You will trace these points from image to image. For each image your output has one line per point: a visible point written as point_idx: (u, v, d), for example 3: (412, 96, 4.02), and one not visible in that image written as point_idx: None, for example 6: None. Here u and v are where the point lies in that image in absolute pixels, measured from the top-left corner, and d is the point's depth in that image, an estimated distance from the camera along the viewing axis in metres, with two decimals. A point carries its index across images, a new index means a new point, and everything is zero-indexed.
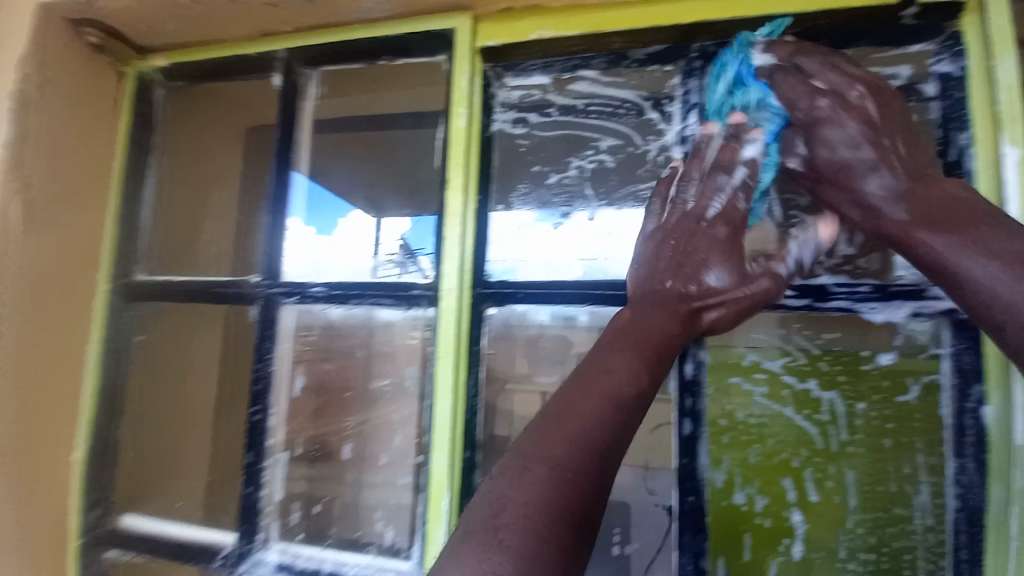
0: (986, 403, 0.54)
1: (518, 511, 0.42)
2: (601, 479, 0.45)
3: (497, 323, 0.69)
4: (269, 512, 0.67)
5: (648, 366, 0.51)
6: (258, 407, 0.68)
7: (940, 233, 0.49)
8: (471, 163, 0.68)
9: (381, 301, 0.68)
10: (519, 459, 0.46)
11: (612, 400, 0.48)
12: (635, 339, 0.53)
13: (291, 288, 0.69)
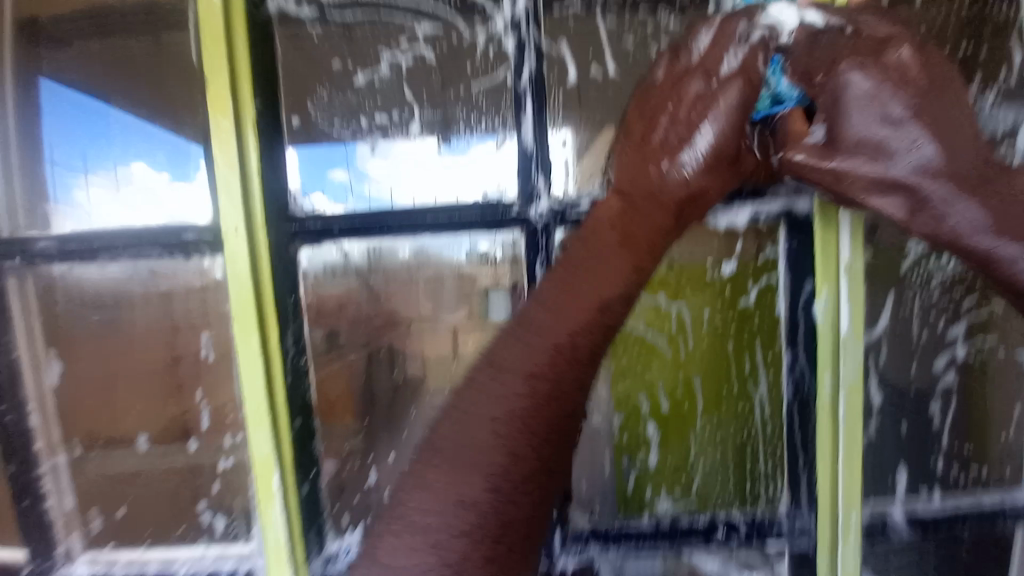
0: (817, 298, 0.49)
1: (466, 541, 0.38)
2: (539, 484, 0.40)
3: (317, 265, 0.48)
4: (63, 524, 0.48)
5: (583, 330, 0.40)
6: (6, 405, 0.47)
7: (971, 212, 0.38)
8: (240, 55, 0.45)
9: (146, 255, 0.45)
10: (465, 467, 0.39)
11: (547, 377, 0.39)
12: (569, 298, 0.40)
13: (6, 247, 0.45)
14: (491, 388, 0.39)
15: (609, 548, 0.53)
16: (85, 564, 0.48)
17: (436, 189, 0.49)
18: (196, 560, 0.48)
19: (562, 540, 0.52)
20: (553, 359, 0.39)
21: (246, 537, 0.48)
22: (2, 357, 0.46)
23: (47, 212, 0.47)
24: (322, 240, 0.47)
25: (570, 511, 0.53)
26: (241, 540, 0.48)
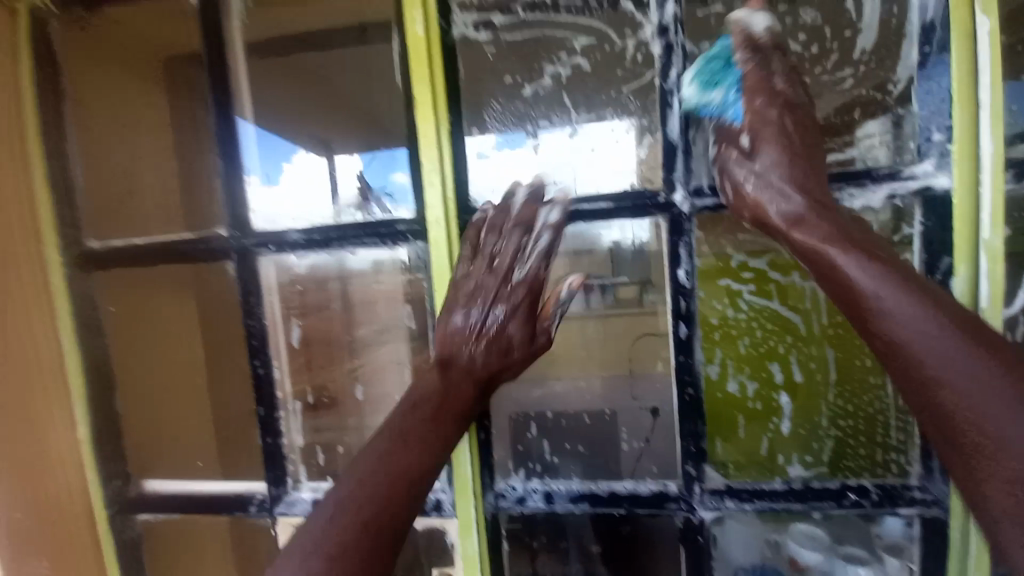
0: (953, 274, 0.51)
1: (339, 548, 0.49)
2: (374, 548, 0.50)
3: None
4: (294, 457, 0.64)
5: (429, 451, 0.54)
6: (259, 359, 0.61)
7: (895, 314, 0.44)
8: (436, 75, 0.54)
9: (367, 243, 0.58)
10: (345, 505, 0.51)
11: (404, 478, 0.52)
12: (436, 413, 0.55)
13: (263, 238, 0.59)
14: (403, 443, 0.53)
15: (745, 505, 0.57)
16: (310, 489, 0.63)
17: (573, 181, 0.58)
18: None
19: (699, 492, 0.58)
20: (415, 466, 0.53)
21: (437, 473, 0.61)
22: (255, 324, 0.60)
23: (282, 212, 0.61)
24: None
25: (706, 467, 0.58)
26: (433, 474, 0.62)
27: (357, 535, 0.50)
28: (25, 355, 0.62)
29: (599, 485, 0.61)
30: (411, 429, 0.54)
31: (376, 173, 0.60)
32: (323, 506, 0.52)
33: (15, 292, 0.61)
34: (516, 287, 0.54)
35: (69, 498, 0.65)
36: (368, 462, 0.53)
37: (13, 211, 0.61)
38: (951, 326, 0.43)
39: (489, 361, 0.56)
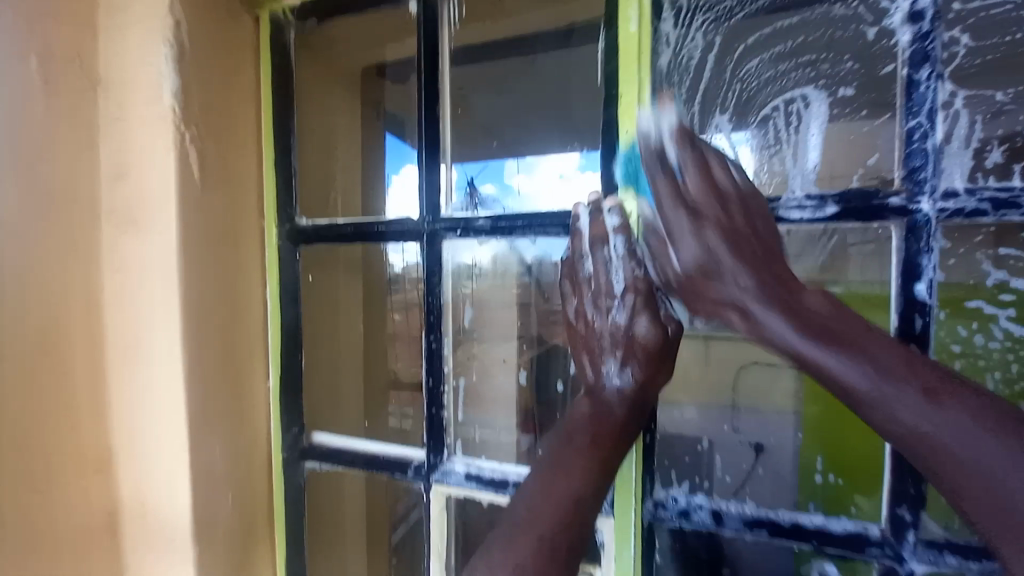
0: None
1: (529, 559, 0.46)
2: (564, 562, 0.46)
3: None
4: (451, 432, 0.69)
5: (598, 453, 0.51)
6: (433, 335, 0.66)
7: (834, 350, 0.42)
8: (644, 69, 0.54)
9: (550, 232, 0.59)
10: (526, 516, 0.48)
11: (580, 488, 0.49)
12: (595, 426, 0.52)
13: (451, 223, 0.63)
14: (564, 469, 0.50)
15: (973, 569, 0.48)
16: (463, 464, 0.68)
17: None
18: None
19: (912, 542, 0.49)
20: (589, 468, 0.50)
21: None
22: (434, 301, 0.65)
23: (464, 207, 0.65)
24: None
25: (924, 515, 0.50)
26: None
27: (543, 548, 0.46)
28: (240, 313, 0.71)
29: (780, 513, 0.54)
30: (573, 458, 0.51)
31: (481, 179, 0.69)
32: (485, 547, 0.48)
33: (240, 257, 0.71)
34: (623, 297, 0.54)
35: (259, 441, 0.74)
36: (533, 485, 0.50)
37: (244, 189, 0.72)
38: (903, 381, 0.40)
39: (640, 361, 0.54)
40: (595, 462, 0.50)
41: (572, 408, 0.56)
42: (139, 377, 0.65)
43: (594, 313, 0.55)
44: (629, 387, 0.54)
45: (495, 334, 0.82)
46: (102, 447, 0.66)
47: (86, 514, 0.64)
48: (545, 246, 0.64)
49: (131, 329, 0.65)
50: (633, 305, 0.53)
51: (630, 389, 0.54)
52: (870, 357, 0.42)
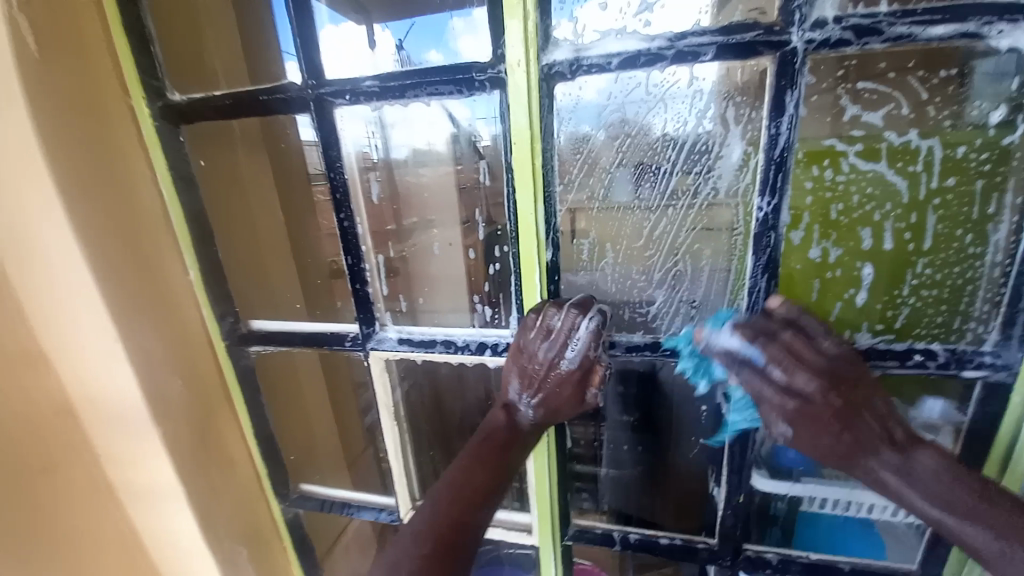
0: None
1: (434, 535, 0.56)
2: (464, 544, 0.56)
3: (565, 117, 0.58)
4: (379, 303, 0.73)
5: (506, 463, 0.61)
6: (344, 214, 0.67)
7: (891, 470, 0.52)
8: None
9: (442, 91, 0.56)
10: (439, 500, 0.58)
11: (490, 485, 0.59)
12: (506, 440, 0.62)
13: (337, 87, 0.59)
14: (479, 464, 0.60)
15: None
16: (395, 331, 0.73)
17: (609, 23, 0.53)
18: (470, 334, 0.71)
19: None
20: (496, 469, 0.60)
21: (504, 324, 0.71)
22: (338, 177, 0.64)
23: (351, 67, 0.60)
24: (575, 74, 0.54)
25: None
26: (500, 325, 0.71)
27: (450, 531, 0.56)
28: (136, 208, 0.67)
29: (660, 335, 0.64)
30: (487, 454, 0.61)
31: (413, 41, 0.64)
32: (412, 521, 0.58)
33: (115, 144, 0.64)
34: (572, 359, 0.60)
35: (195, 331, 0.76)
36: (452, 476, 0.60)
37: (95, 62, 0.62)
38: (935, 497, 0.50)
39: (561, 398, 0.63)
40: (502, 467, 0.60)
41: (489, 418, 0.65)
42: (41, 280, 0.63)
43: (541, 344, 0.60)
44: (541, 416, 0.63)
45: (437, 215, 0.89)
46: (33, 350, 0.67)
47: (31, 409, 0.67)
48: (470, 103, 0.59)
49: (15, 232, 0.62)
50: (574, 372, 0.61)
51: (538, 417, 0.63)
52: (963, 508, 0.50)
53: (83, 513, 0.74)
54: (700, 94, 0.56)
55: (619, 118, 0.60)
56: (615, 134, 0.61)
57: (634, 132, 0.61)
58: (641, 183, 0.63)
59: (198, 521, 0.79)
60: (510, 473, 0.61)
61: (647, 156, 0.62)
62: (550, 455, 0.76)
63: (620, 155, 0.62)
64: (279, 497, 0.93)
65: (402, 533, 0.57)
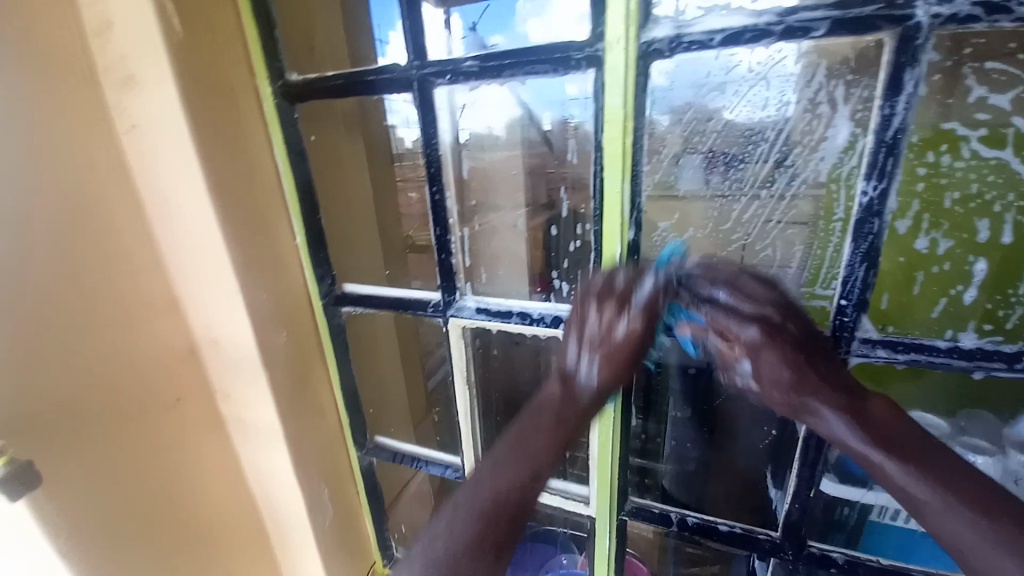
0: None
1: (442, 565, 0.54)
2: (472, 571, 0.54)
3: (656, 95, 0.58)
4: (461, 274, 0.78)
5: (512, 481, 0.58)
6: (436, 187, 0.71)
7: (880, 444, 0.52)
8: None
9: (538, 69, 0.58)
10: (442, 529, 0.57)
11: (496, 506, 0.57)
12: (514, 457, 0.59)
13: (439, 65, 0.62)
14: (484, 485, 0.58)
15: (896, 356, 0.56)
16: (474, 300, 0.78)
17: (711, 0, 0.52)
18: (546, 307, 0.74)
19: (850, 341, 0.57)
20: (505, 490, 0.58)
21: None
22: (433, 153, 0.69)
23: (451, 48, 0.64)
24: (674, 52, 0.54)
25: (864, 318, 0.57)
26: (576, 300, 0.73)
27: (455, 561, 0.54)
28: (256, 178, 0.75)
29: None
30: (492, 476, 0.59)
31: (485, 26, 0.65)
32: (460, 511, 0.57)
33: (241, 120, 0.73)
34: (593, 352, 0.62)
35: (297, 290, 0.85)
36: (458, 499, 0.58)
37: (229, 46, 0.70)
38: (935, 474, 0.49)
39: (568, 413, 0.62)
40: (507, 486, 0.58)
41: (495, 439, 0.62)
42: (180, 238, 0.74)
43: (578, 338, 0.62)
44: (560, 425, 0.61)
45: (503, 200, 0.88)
46: (169, 297, 0.78)
47: (168, 347, 0.79)
48: (564, 83, 0.61)
49: (162, 195, 0.72)
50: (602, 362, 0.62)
51: (602, 383, 0.62)
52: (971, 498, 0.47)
53: (201, 440, 0.87)
54: (787, 77, 0.56)
55: (706, 108, 0.61)
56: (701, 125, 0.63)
57: (704, 118, 0.62)
58: (719, 173, 0.66)
59: (292, 458, 0.90)
60: (515, 493, 0.58)
61: (730, 146, 0.64)
62: (613, 426, 0.78)
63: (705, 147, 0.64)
64: (357, 446, 1.03)
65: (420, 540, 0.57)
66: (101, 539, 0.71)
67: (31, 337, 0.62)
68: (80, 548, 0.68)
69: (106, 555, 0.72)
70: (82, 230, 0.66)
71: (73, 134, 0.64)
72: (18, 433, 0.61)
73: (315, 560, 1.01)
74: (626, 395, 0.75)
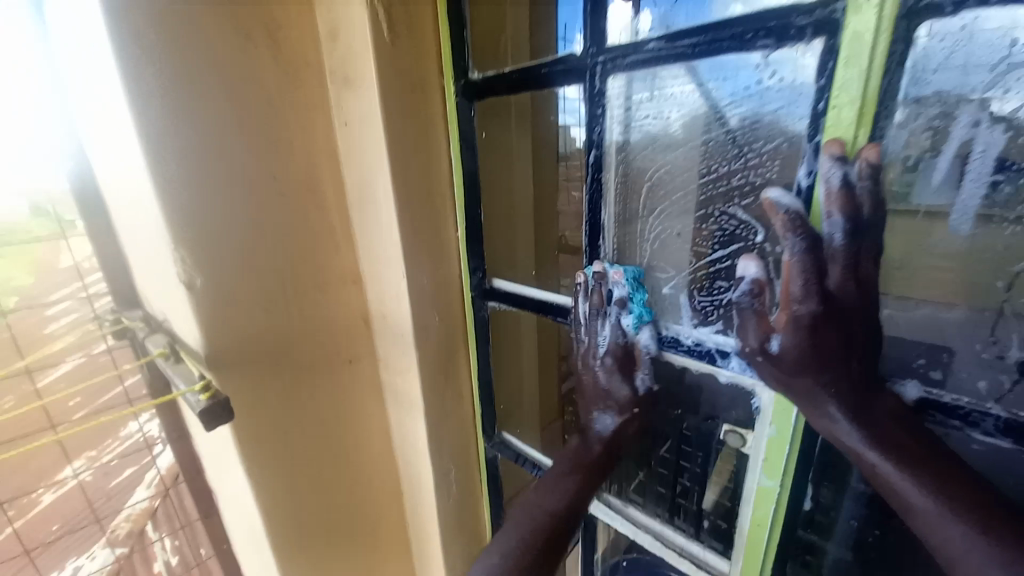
0: None
1: (515, 570, 0.64)
2: (543, 562, 0.66)
3: (912, 78, 0.41)
4: None
5: (592, 468, 0.70)
6: (594, 185, 0.65)
7: (893, 455, 0.44)
8: None
9: (742, 45, 0.47)
10: (521, 520, 0.68)
11: (571, 524, 0.68)
12: (577, 466, 0.70)
13: (619, 51, 0.56)
14: (566, 468, 0.70)
15: None
16: None
17: None
18: (705, 334, 0.60)
19: None
20: (567, 491, 0.68)
21: None
22: (598, 147, 0.63)
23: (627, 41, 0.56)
24: (963, 5, 0.36)
25: None
26: None
27: (538, 565, 0.65)
28: (431, 171, 0.81)
29: (993, 407, 0.43)
30: (568, 479, 0.69)
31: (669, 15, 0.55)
32: (539, 506, 0.69)
33: (425, 116, 0.78)
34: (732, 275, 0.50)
35: (453, 279, 0.90)
36: (532, 498, 0.70)
37: (424, 49, 0.75)
38: (955, 500, 0.41)
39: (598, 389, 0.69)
40: (591, 475, 0.69)
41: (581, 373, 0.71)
42: (368, 222, 0.84)
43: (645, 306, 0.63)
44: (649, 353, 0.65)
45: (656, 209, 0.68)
46: (354, 272, 0.91)
47: (348, 315, 0.92)
48: (772, 59, 0.48)
49: (357, 184, 0.82)
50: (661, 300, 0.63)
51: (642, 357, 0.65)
52: (959, 526, 0.41)
53: (362, 399, 0.99)
54: None
55: (1009, 93, 0.40)
56: (999, 113, 0.41)
57: (957, 106, 0.41)
58: (1017, 181, 0.41)
59: (427, 436, 0.96)
60: (599, 491, 0.70)
61: (980, 148, 0.42)
62: (778, 509, 0.58)
63: (999, 147, 0.41)
64: (485, 437, 1.04)
65: (494, 541, 0.68)
66: (281, 464, 0.87)
67: (255, 295, 0.77)
68: (263, 468, 0.84)
69: (283, 480, 0.87)
70: (298, 210, 0.80)
71: (302, 129, 0.78)
72: (234, 372, 0.77)
73: (436, 532, 1.07)
74: (801, 478, 0.56)
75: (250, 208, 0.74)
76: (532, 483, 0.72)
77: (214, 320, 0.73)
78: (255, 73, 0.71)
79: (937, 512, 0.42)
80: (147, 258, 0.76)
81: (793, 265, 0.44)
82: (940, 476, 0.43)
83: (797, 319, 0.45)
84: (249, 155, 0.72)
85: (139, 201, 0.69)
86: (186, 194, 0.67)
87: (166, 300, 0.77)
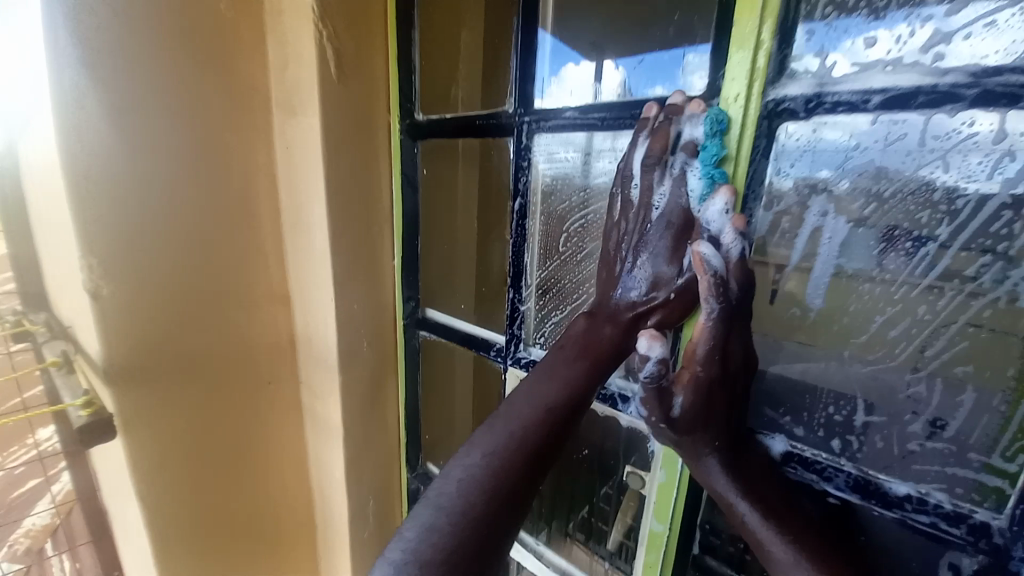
0: None
1: (474, 501, 0.40)
2: (521, 483, 0.42)
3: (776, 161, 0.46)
4: (528, 322, 0.73)
5: (591, 367, 0.49)
6: (518, 231, 0.69)
7: (759, 506, 0.47)
8: None
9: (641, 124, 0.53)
10: (508, 441, 0.43)
11: (564, 427, 0.46)
12: (580, 352, 0.50)
13: (542, 115, 0.62)
14: (559, 371, 0.48)
15: None
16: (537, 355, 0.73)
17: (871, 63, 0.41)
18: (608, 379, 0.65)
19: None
20: (564, 406, 0.46)
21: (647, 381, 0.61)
22: (522, 196, 0.67)
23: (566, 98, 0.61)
24: (812, 113, 0.43)
25: None
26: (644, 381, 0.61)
27: (516, 487, 0.41)
28: (371, 201, 0.83)
29: (845, 462, 0.49)
30: (560, 367, 0.48)
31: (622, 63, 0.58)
32: (514, 415, 0.45)
33: (369, 149, 0.81)
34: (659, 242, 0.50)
35: (386, 307, 0.91)
36: (531, 403, 0.46)
37: (373, 87, 0.79)
38: (808, 550, 0.44)
39: (585, 344, 0.51)
40: (590, 372, 0.49)
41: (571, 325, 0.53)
42: (302, 245, 0.84)
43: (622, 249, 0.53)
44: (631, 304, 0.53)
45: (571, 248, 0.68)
46: (284, 292, 0.90)
47: (274, 334, 0.90)
48: None
49: (295, 206, 0.83)
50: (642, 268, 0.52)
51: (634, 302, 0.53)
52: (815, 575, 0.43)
53: (281, 421, 0.96)
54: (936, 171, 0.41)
55: (848, 192, 0.46)
56: (841, 208, 0.46)
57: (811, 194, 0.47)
58: (860, 267, 0.46)
59: (345, 465, 0.94)
60: (597, 384, 0.49)
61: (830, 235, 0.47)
62: (667, 553, 0.61)
63: (838, 238, 0.47)
64: (408, 468, 1.03)
65: (468, 476, 0.42)
66: (181, 486, 0.82)
67: (171, 308, 0.75)
68: (157, 490, 0.79)
69: (180, 503, 0.83)
70: (229, 226, 0.80)
71: (244, 147, 0.79)
72: (136, 387, 0.73)
73: (347, 567, 1.03)
74: (686, 524, 0.59)
75: (177, 220, 0.73)
76: (521, 385, 0.48)
77: (120, 332, 0.70)
78: (197, 91, 0.72)
79: (792, 561, 0.44)
80: (59, 264, 0.74)
81: (707, 327, 0.45)
82: (796, 528, 0.46)
83: (701, 380, 0.46)
84: (182, 170, 0.72)
85: (54, 207, 0.67)
86: (107, 202, 0.66)
87: (72, 306, 0.74)
